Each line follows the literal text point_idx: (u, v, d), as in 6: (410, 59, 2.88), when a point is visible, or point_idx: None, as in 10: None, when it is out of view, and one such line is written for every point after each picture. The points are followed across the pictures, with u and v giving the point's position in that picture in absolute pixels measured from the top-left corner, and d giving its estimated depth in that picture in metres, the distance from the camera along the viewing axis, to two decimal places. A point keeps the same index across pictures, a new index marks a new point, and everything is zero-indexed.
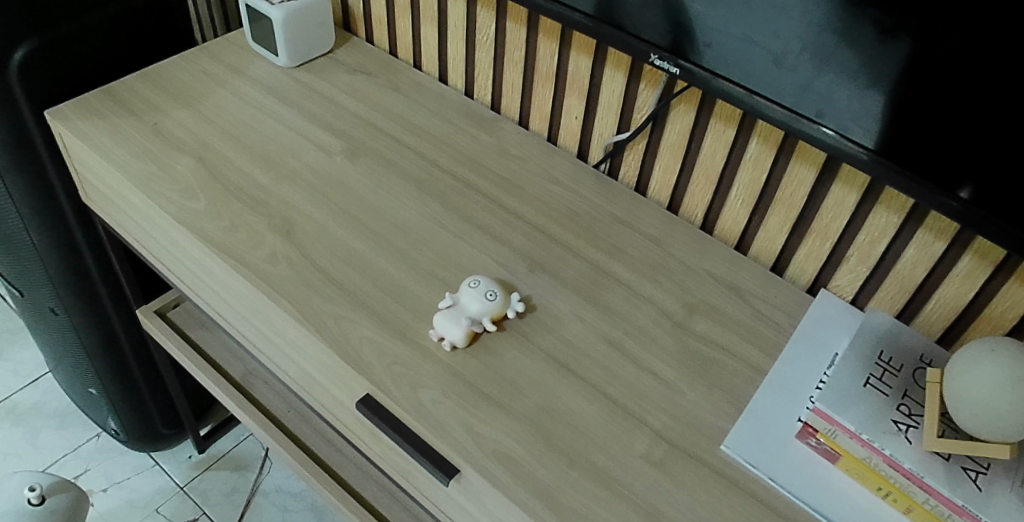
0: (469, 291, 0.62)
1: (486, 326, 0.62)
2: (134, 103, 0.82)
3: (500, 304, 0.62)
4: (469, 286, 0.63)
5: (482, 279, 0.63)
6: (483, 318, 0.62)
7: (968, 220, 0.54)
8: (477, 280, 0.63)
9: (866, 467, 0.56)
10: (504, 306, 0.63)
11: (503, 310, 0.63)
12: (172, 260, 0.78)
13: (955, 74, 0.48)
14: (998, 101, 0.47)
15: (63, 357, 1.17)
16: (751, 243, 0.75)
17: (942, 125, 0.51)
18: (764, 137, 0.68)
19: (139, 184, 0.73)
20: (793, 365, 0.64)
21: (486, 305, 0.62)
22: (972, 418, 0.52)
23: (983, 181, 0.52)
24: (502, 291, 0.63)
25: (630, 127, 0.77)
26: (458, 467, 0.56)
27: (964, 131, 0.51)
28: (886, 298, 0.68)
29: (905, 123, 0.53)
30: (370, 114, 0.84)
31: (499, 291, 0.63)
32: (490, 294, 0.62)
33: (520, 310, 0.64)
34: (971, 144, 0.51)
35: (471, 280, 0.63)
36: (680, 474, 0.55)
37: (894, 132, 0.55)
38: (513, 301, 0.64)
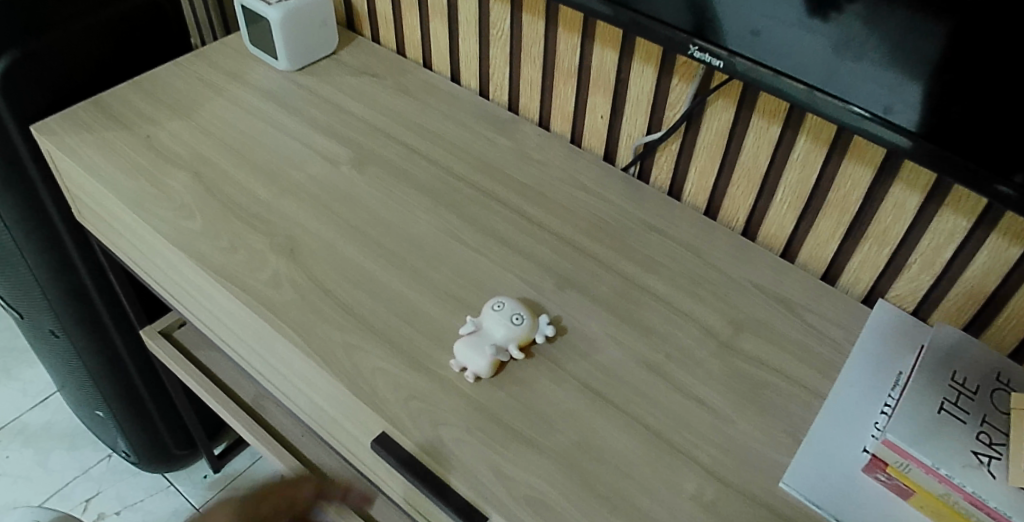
0: (493, 314, 0.57)
1: (513, 353, 0.56)
2: (127, 115, 0.77)
3: (529, 327, 0.57)
4: (492, 309, 0.57)
5: (507, 301, 0.58)
6: (509, 345, 0.56)
7: None
8: (501, 302, 0.58)
9: (945, 506, 0.49)
10: (533, 330, 0.57)
11: (530, 334, 0.57)
12: (170, 282, 0.73)
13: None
14: None
15: (67, 379, 1.13)
16: (799, 250, 0.69)
17: (1003, 103, 0.43)
18: (814, 134, 0.61)
19: (131, 204, 0.67)
20: (853, 388, 0.58)
21: (514, 329, 0.56)
22: None
23: None
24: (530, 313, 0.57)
25: (662, 127, 0.71)
26: (485, 514, 0.50)
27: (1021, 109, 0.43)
28: (952, 309, 0.62)
29: (953, 101, 0.46)
30: (378, 119, 0.78)
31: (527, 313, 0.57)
32: (517, 316, 0.57)
33: (549, 334, 0.58)
34: None
35: (493, 302, 0.58)
36: (735, 517, 0.49)
37: (964, 122, 0.46)
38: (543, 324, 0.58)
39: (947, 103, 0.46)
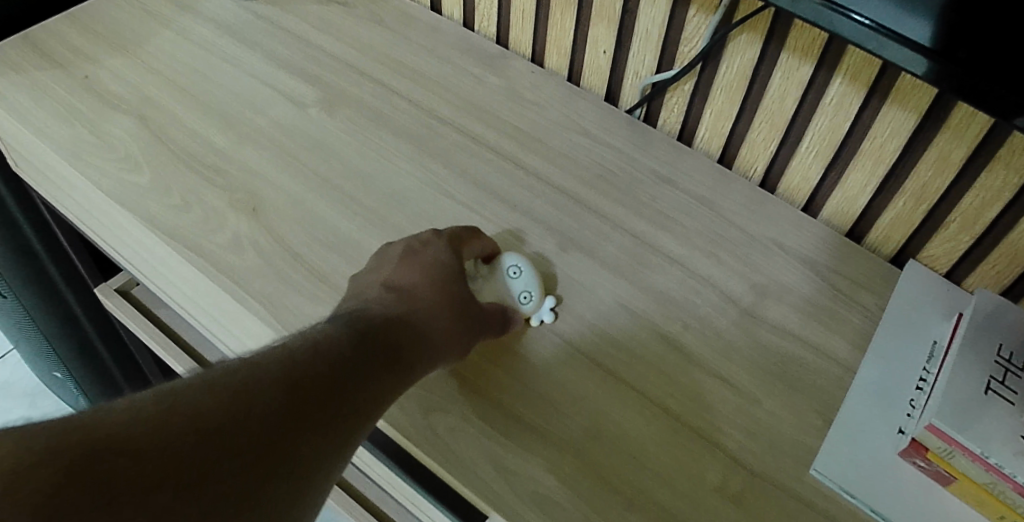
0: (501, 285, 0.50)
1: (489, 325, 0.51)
2: (58, 49, 0.66)
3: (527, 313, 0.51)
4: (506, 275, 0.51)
5: (527, 271, 0.51)
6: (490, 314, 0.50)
7: None
8: (521, 266, 0.51)
9: (990, 495, 0.45)
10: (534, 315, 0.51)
11: (525, 317, 0.51)
12: (118, 242, 0.64)
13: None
14: None
15: (20, 341, 1.04)
16: (823, 204, 0.62)
17: None
18: (852, 75, 0.53)
19: (65, 155, 0.58)
20: (886, 360, 0.52)
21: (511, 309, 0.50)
22: None
23: None
24: (541, 297, 0.51)
25: (676, 64, 0.62)
26: (485, 512, 0.45)
27: None
28: (992, 271, 0.56)
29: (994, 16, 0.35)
30: (348, 54, 0.69)
31: (539, 294, 0.51)
32: (524, 297, 0.51)
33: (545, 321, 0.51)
34: None
35: (513, 263, 0.51)
36: (763, 510, 0.44)
37: (1003, 34, 0.35)
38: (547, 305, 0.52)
39: (1008, 31, 0.35)
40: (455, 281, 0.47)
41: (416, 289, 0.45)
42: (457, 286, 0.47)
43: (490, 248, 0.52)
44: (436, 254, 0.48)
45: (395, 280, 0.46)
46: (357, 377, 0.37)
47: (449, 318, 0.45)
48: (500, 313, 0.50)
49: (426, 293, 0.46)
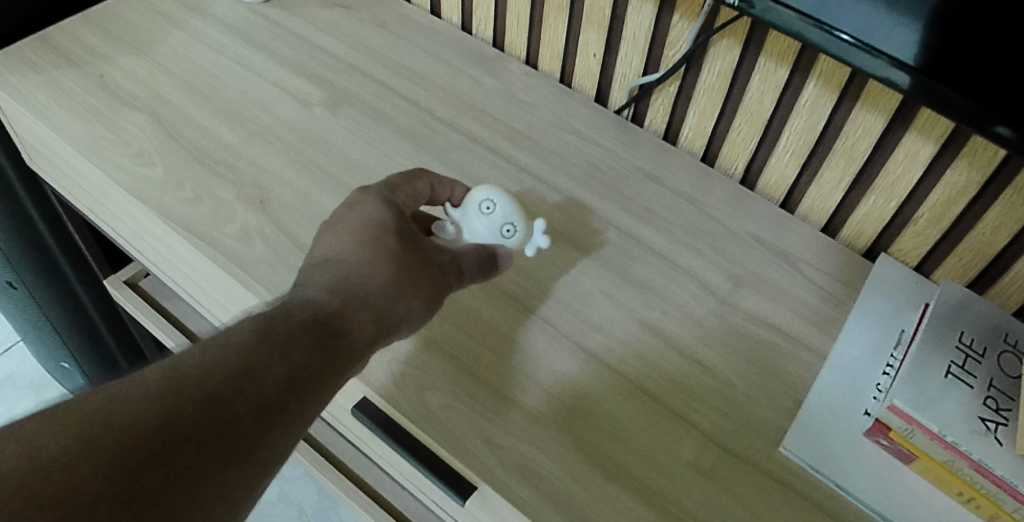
0: (482, 225, 0.51)
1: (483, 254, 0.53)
2: (75, 50, 0.70)
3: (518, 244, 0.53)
4: (481, 212, 0.51)
5: (501, 203, 0.52)
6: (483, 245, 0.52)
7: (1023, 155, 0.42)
8: (493, 199, 0.52)
9: (948, 471, 0.48)
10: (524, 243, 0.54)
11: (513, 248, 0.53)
12: (130, 232, 0.68)
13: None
14: None
15: (30, 332, 1.07)
16: (800, 201, 0.65)
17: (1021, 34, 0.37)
18: (825, 78, 0.57)
19: (83, 150, 0.61)
20: (855, 347, 0.56)
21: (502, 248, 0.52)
22: None
23: None
24: (524, 224, 0.53)
25: (661, 68, 0.66)
26: (474, 483, 0.48)
27: None
28: (958, 264, 0.59)
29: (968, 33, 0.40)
30: (351, 55, 0.72)
31: (521, 223, 0.53)
32: (509, 230, 0.52)
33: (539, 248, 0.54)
34: None
35: (483, 198, 0.52)
36: (734, 484, 0.48)
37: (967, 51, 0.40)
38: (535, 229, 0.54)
39: (979, 43, 0.40)
40: (400, 235, 0.45)
41: (356, 255, 0.43)
42: (403, 242, 0.45)
43: (428, 188, 0.50)
44: (371, 211, 0.46)
45: (327, 247, 0.44)
46: (309, 355, 0.37)
47: (405, 279, 0.44)
48: (463, 257, 0.49)
49: (367, 256, 0.43)
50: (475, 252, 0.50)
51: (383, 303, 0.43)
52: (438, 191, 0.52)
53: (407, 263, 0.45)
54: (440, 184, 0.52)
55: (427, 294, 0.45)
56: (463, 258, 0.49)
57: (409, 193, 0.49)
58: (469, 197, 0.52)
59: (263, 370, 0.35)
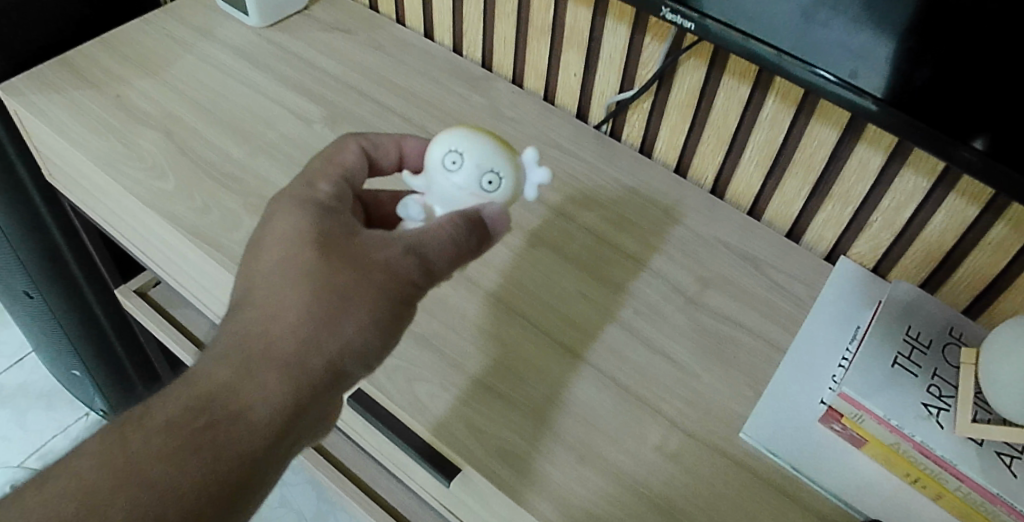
0: (459, 182, 0.45)
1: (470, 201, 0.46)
2: (93, 72, 0.75)
3: (511, 187, 0.47)
4: (449, 169, 0.46)
5: (468, 151, 0.45)
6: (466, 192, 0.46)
7: (984, 175, 0.47)
8: (457, 149, 0.46)
9: (895, 453, 0.52)
10: (520, 182, 0.47)
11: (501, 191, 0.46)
12: (142, 241, 0.73)
13: (1010, 18, 0.40)
14: (1016, 33, 0.40)
15: (43, 341, 1.12)
16: (766, 208, 0.70)
17: (970, 67, 0.44)
18: (782, 94, 0.62)
19: (101, 164, 0.67)
20: (813, 342, 0.60)
21: (491, 199, 0.46)
22: (999, 396, 0.48)
23: (1000, 129, 0.45)
24: (508, 164, 0.46)
25: (635, 86, 0.71)
26: (458, 465, 0.52)
27: (976, 74, 0.44)
28: (910, 265, 0.64)
29: (930, 75, 0.46)
30: (349, 76, 0.77)
31: (504, 164, 0.46)
32: (492, 178, 0.46)
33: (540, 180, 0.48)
34: (982, 86, 0.44)
35: (446, 153, 0.46)
36: (696, 466, 0.52)
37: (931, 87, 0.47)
38: (527, 162, 0.48)
39: (936, 77, 0.46)
40: (318, 248, 0.41)
41: (277, 278, 0.41)
42: (323, 255, 0.41)
43: (356, 157, 0.48)
44: (283, 226, 0.43)
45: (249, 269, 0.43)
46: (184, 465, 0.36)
47: (333, 297, 0.41)
48: (423, 245, 0.43)
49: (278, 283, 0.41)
50: (440, 231, 0.43)
51: (302, 337, 0.40)
52: (374, 151, 0.50)
53: (328, 281, 0.41)
54: (378, 140, 0.50)
55: (365, 307, 0.41)
56: (424, 244, 0.43)
57: (336, 185, 0.46)
58: (432, 155, 0.47)
59: (152, 474, 0.36)
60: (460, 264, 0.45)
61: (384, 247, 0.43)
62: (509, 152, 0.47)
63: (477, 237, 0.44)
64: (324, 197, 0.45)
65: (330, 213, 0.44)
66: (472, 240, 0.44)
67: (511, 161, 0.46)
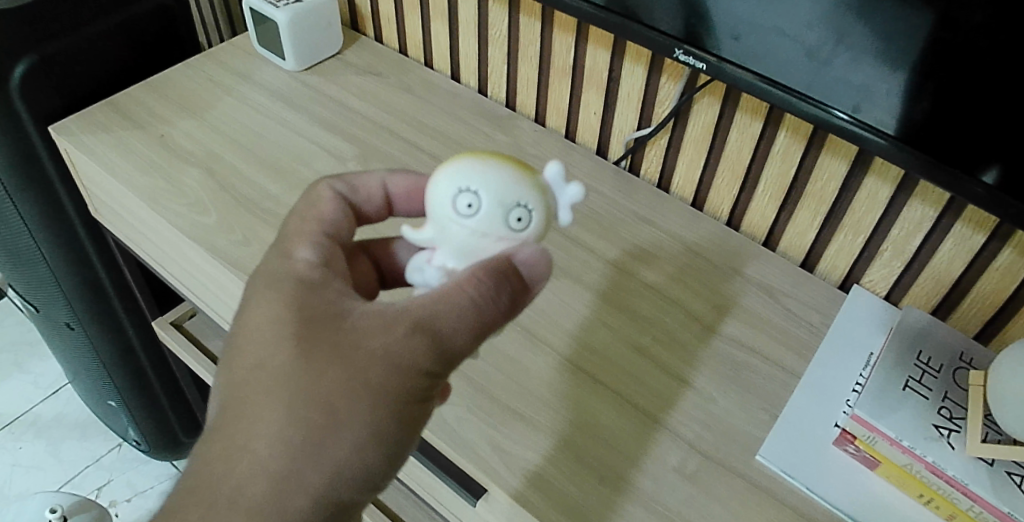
0: (480, 226, 0.39)
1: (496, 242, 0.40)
2: (140, 114, 0.80)
3: (543, 218, 0.41)
4: (465, 213, 0.39)
5: (483, 188, 0.39)
6: (488, 234, 0.39)
7: (995, 207, 0.50)
8: (471, 186, 0.39)
9: (907, 474, 0.53)
10: (552, 208, 0.41)
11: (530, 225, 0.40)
12: (183, 273, 0.77)
13: (1004, 61, 0.43)
14: (1016, 76, 0.43)
15: (80, 371, 1.16)
16: (780, 239, 0.73)
17: (976, 107, 0.47)
18: (793, 129, 0.64)
19: (148, 200, 0.71)
20: (826, 368, 0.62)
21: (521, 238, 0.40)
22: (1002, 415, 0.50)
23: (1009, 163, 0.48)
24: (535, 193, 0.40)
25: (652, 123, 0.74)
26: (485, 486, 0.55)
27: (983, 113, 0.47)
28: (922, 293, 0.66)
29: (940, 115, 0.49)
30: (380, 116, 0.82)
31: (530, 194, 0.40)
32: (520, 213, 0.39)
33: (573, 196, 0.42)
34: (989, 124, 0.47)
35: (457, 196, 0.40)
36: (714, 487, 0.54)
37: (941, 126, 0.49)
38: (553, 183, 0.42)
39: (944, 116, 0.49)
40: (295, 344, 0.35)
41: (255, 381, 0.35)
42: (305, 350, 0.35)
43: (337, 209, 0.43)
44: (257, 313, 0.37)
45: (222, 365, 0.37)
46: None
47: (319, 403, 0.34)
48: (435, 324, 0.36)
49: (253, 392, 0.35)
50: (455, 303, 0.36)
51: (280, 463, 0.34)
52: (356, 197, 0.47)
53: (309, 393, 0.34)
54: (357, 182, 0.47)
55: (361, 418, 0.35)
56: (435, 324, 0.36)
57: (318, 248, 0.41)
58: (441, 199, 0.40)
59: None
60: (487, 333, 0.38)
61: (383, 333, 0.36)
62: (531, 177, 0.41)
63: (505, 296, 0.38)
64: (298, 269, 0.39)
65: (311, 288, 0.38)
66: (498, 305, 0.37)
67: (537, 188, 0.41)
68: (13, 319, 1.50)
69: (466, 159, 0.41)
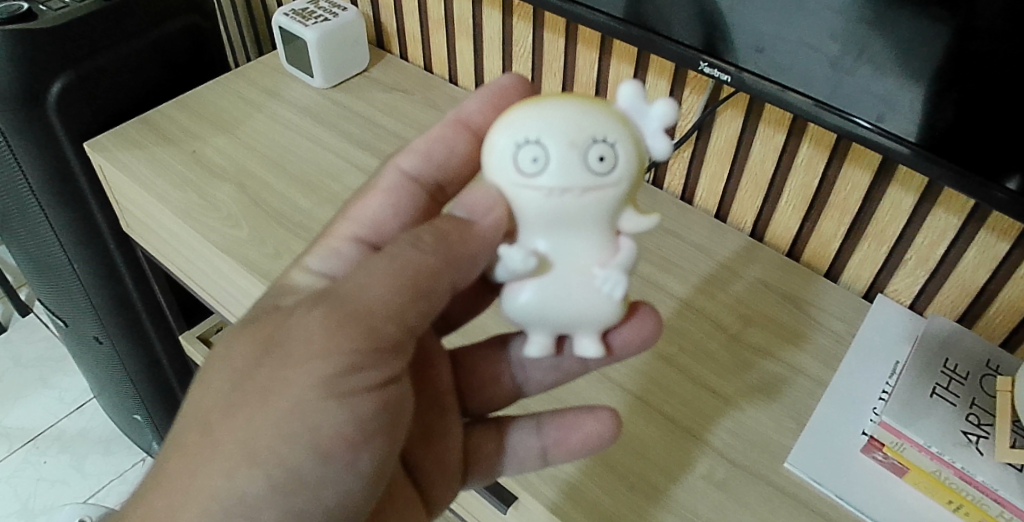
0: (559, 176, 0.40)
1: (584, 186, 0.40)
2: (173, 132, 0.82)
3: (626, 153, 0.41)
4: (536, 166, 0.40)
5: (545, 134, 0.40)
6: (572, 183, 0.40)
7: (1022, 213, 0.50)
8: (532, 137, 0.40)
9: (937, 481, 0.53)
10: (637, 134, 0.43)
11: (609, 163, 0.40)
12: (213, 286, 0.78)
13: None
14: None
15: (105, 385, 1.17)
16: (804, 249, 0.73)
17: (1002, 113, 0.47)
18: (816, 141, 0.65)
19: (182, 214, 0.73)
20: (853, 376, 0.62)
21: (607, 175, 0.41)
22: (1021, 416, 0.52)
23: None
24: (608, 129, 0.41)
25: (675, 136, 0.75)
26: (515, 492, 0.56)
27: (1008, 119, 0.47)
28: (947, 301, 0.66)
29: (964, 121, 0.50)
30: (406, 131, 0.83)
31: (606, 128, 0.41)
32: (601, 149, 0.40)
33: (663, 119, 0.43)
34: (1015, 129, 0.47)
35: (526, 150, 0.40)
36: (743, 494, 0.54)
37: (966, 132, 0.50)
38: (631, 108, 0.44)
39: (969, 123, 0.49)
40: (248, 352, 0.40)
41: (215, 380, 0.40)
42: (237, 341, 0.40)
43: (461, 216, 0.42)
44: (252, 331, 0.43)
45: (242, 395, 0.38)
46: None
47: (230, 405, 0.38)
48: (336, 297, 0.38)
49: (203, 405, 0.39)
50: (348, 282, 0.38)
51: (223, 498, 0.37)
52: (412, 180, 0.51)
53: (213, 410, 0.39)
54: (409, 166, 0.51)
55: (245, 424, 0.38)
56: (336, 296, 0.38)
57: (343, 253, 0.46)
58: (508, 160, 0.41)
59: None
60: (420, 288, 0.39)
61: (285, 315, 0.39)
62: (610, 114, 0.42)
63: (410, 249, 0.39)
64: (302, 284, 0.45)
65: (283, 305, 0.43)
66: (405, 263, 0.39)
67: (611, 122, 0.41)
68: (38, 334, 1.52)
69: (518, 112, 0.42)
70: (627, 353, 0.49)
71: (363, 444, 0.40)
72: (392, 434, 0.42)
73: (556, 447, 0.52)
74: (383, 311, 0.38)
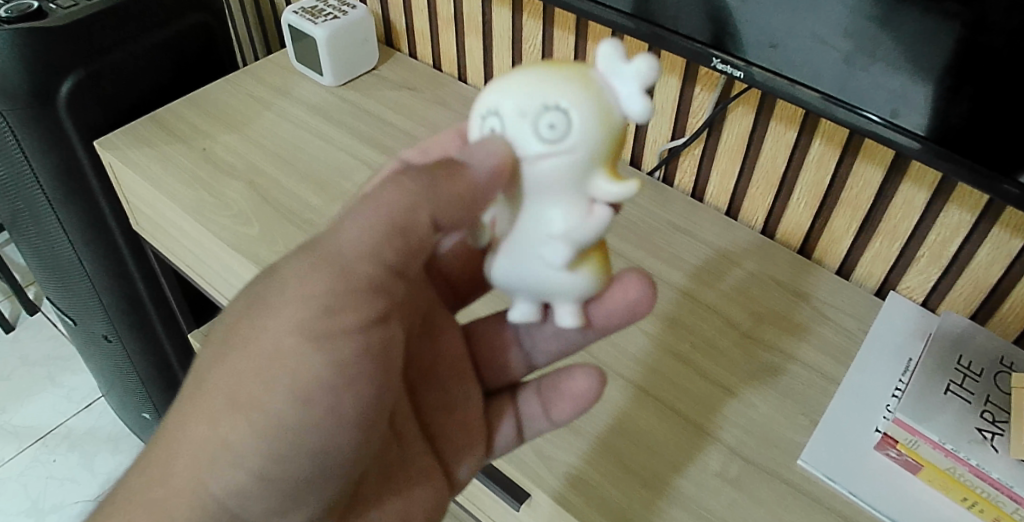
0: (507, 142, 0.38)
1: (531, 154, 0.37)
2: (183, 129, 0.83)
3: (582, 116, 0.37)
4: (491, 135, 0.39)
5: (500, 104, 0.38)
6: (519, 150, 0.38)
7: None
8: (491, 108, 0.39)
9: (951, 478, 0.53)
10: (603, 97, 0.37)
11: (557, 126, 0.37)
12: (224, 284, 0.78)
13: None
14: None
15: (114, 384, 1.17)
16: (815, 246, 0.73)
17: (1015, 107, 0.47)
18: (828, 137, 0.65)
19: (192, 212, 0.73)
20: (865, 373, 0.62)
21: (557, 141, 0.37)
22: None
23: None
24: (562, 91, 0.37)
25: (686, 133, 0.75)
26: (527, 489, 0.56)
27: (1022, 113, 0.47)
28: (960, 298, 0.65)
29: (977, 115, 0.49)
30: (416, 129, 0.83)
31: (562, 92, 0.37)
32: (552, 118, 0.37)
33: (639, 76, 0.37)
34: None
35: (485, 121, 0.39)
36: (757, 491, 0.54)
37: (979, 127, 0.50)
38: (609, 69, 0.38)
39: (983, 117, 0.49)
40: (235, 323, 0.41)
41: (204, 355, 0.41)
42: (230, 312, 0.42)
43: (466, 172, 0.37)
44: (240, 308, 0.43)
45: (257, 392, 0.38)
46: None
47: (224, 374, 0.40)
48: (328, 249, 0.39)
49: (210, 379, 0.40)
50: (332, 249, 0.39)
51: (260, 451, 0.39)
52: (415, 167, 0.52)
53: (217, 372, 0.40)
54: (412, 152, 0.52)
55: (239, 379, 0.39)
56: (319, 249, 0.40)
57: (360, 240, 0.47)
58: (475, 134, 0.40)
59: None
60: (404, 243, 0.39)
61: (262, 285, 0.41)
62: (573, 76, 0.38)
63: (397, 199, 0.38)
64: None
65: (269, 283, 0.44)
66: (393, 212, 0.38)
67: (569, 83, 0.37)
68: (46, 333, 1.52)
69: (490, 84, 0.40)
70: (615, 322, 0.48)
71: (364, 402, 0.41)
72: (387, 392, 0.43)
73: (534, 402, 0.54)
74: (370, 267, 0.39)
